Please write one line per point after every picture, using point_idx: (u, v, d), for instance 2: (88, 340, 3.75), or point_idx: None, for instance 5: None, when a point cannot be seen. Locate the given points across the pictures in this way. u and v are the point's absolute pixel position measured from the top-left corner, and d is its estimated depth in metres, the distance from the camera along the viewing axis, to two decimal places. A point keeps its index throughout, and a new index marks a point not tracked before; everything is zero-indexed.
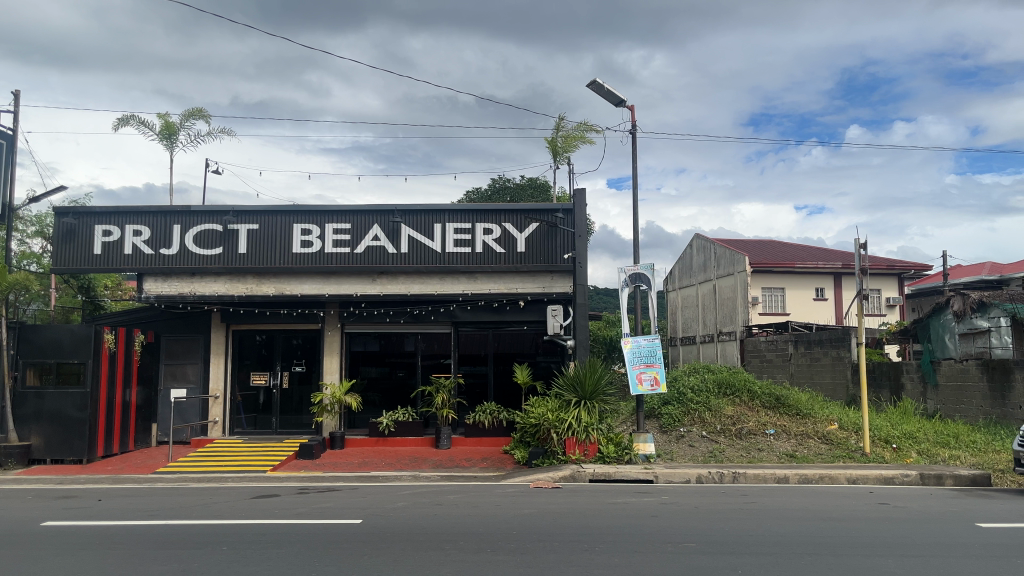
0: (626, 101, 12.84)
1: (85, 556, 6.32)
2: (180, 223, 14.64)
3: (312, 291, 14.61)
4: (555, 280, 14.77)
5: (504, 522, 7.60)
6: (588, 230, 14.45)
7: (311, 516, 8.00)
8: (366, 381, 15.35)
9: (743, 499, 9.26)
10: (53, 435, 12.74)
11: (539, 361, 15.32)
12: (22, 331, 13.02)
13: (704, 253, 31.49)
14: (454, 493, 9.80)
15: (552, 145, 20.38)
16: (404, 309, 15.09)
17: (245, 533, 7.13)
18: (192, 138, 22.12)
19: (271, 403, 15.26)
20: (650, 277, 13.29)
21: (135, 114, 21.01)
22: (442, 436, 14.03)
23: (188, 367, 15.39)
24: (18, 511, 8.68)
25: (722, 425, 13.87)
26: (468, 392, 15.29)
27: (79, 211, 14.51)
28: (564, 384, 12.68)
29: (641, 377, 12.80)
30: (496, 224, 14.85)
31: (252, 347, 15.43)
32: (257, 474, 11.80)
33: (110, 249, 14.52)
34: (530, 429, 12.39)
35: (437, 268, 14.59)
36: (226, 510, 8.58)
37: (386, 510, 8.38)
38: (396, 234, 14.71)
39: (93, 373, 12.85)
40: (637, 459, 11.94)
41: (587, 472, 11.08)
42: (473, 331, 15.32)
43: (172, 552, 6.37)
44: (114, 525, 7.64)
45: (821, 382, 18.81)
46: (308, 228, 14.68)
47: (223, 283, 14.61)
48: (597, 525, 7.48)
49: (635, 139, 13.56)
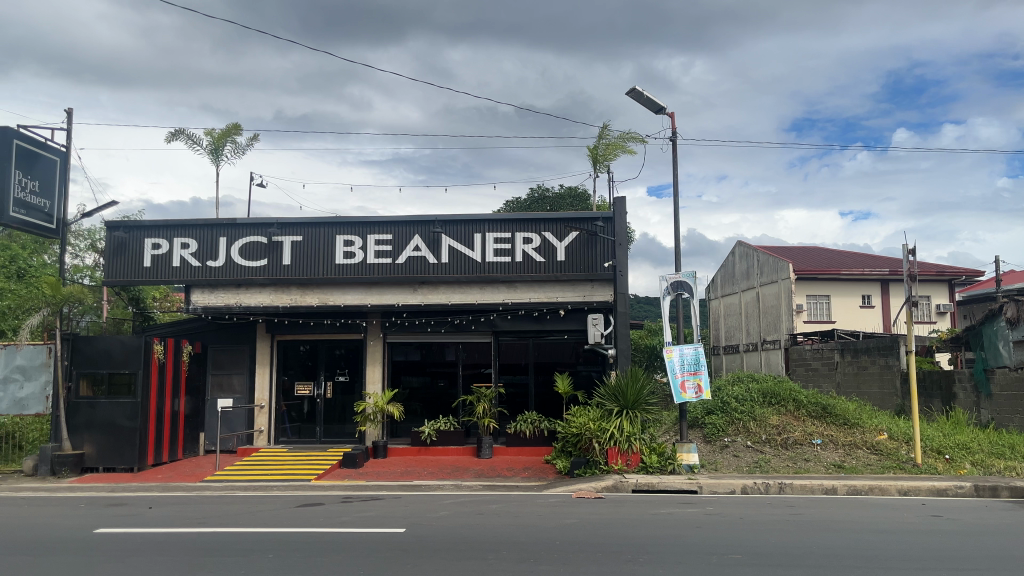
0: (665, 109, 12.80)
1: (132, 562, 6.46)
2: (226, 235, 14.94)
3: (354, 301, 14.78)
4: (596, 289, 14.65)
5: (528, 531, 7.62)
6: (628, 239, 14.30)
7: (355, 525, 8.07)
8: (408, 390, 15.44)
9: (789, 510, 9.10)
10: (105, 444, 13.05)
11: (580, 370, 15.26)
12: (76, 342, 13.36)
13: (746, 260, 31.10)
14: (497, 502, 9.78)
15: (593, 154, 20.39)
16: (444, 318, 15.16)
17: (288, 541, 7.21)
18: (237, 150, 22.61)
19: (315, 413, 15.45)
20: (692, 285, 13.15)
21: (184, 128, 21.54)
22: (483, 445, 14.07)
23: (234, 377, 15.67)
24: (69, 518, 8.87)
25: (768, 435, 13.66)
26: (509, 402, 15.27)
27: (130, 225, 14.91)
28: (606, 394, 12.60)
29: (684, 384, 12.66)
30: (535, 233, 14.79)
31: (297, 358, 15.66)
32: (302, 483, 11.92)
33: (159, 261, 14.87)
34: (572, 439, 12.35)
35: (478, 278, 14.61)
36: (271, 518, 8.69)
37: (428, 519, 8.41)
38: (437, 245, 14.79)
39: (143, 382, 13.15)
40: (680, 469, 11.79)
41: (630, 482, 10.98)
42: (513, 340, 15.35)
43: (218, 559, 6.47)
44: (163, 532, 7.78)
45: (869, 392, 18.41)
46: (350, 239, 14.85)
47: (268, 294, 14.86)
48: (615, 536, 7.35)
49: (676, 146, 13.50)
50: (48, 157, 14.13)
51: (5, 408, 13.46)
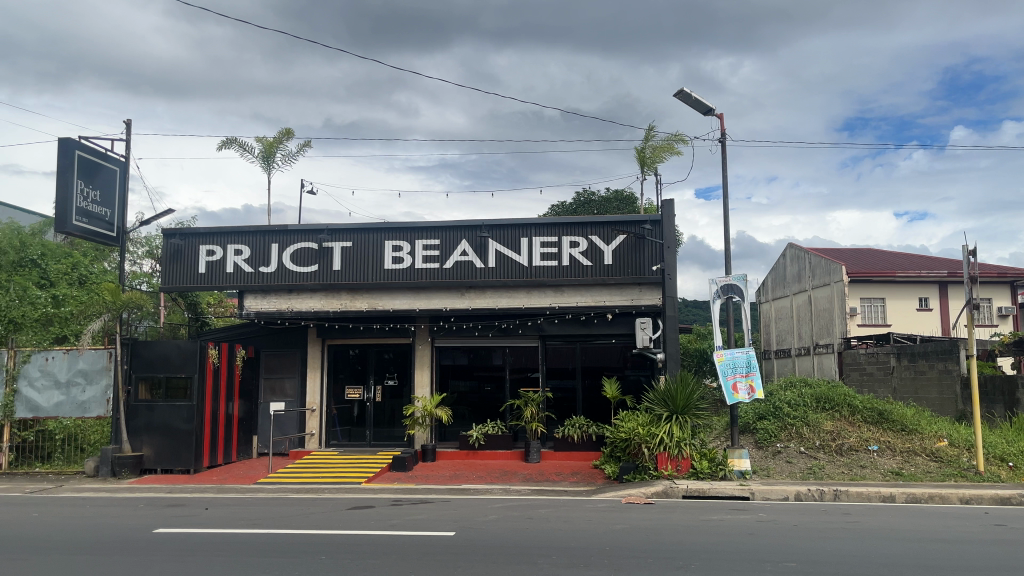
0: (714, 110, 12.67)
1: (190, 562, 6.61)
2: (278, 242, 15.21)
3: (403, 306, 14.91)
4: (643, 293, 14.53)
5: (578, 536, 7.58)
6: (677, 242, 14.15)
7: (405, 528, 8.12)
8: (456, 395, 15.52)
9: (846, 518, 8.89)
10: (163, 446, 13.37)
11: (628, 375, 15.16)
12: (134, 347, 13.73)
13: (798, 263, 30.57)
14: (546, 507, 9.76)
15: (640, 157, 20.27)
16: (491, 323, 15.21)
17: (343, 543, 7.32)
18: (287, 158, 23.01)
19: (364, 416, 15.62)
20: (743, 289, 12.95)
21: (236, 137, 22.01)
22: (531, 450, 14.07)
23: (286, 381, 15.96)
24: (130, 518, 9.12)
25: (822, 441, 13.39)
26: (556, 406, 15.26)
27: (185, 232, 15.29)
28: (655, 399, 12.47)
29: (736, 387, 12.49)
30: (582, 237, 14.72)
31: (346, 362, 15.84)
32: (353, 486, 12.05)
33: (213, 268, 15.21)
34: (621, 444, 12.26)
35: (525, 283, 14.60)
36: (323, 520, 8.80)
37: (477, 523, 8.44)
38: (484, 249, 14.82)
39: (198, 387, 13.45)
40: (732, 476, 11.64)
41: (680, 488, 10.87)
42: (560, 345, 15.33)
43: (273, 560, 6.59)
44: (219, 533, 7.94)
45: (927, 398, 17.93)
46: (398, 244, 14.99)
47: (319, 299, 15.09)
48: (665, 542, 7.28)
49: (725, 147, 13.34)
50: (108, 168, 14.56)
51: (68, 411, 13.91)
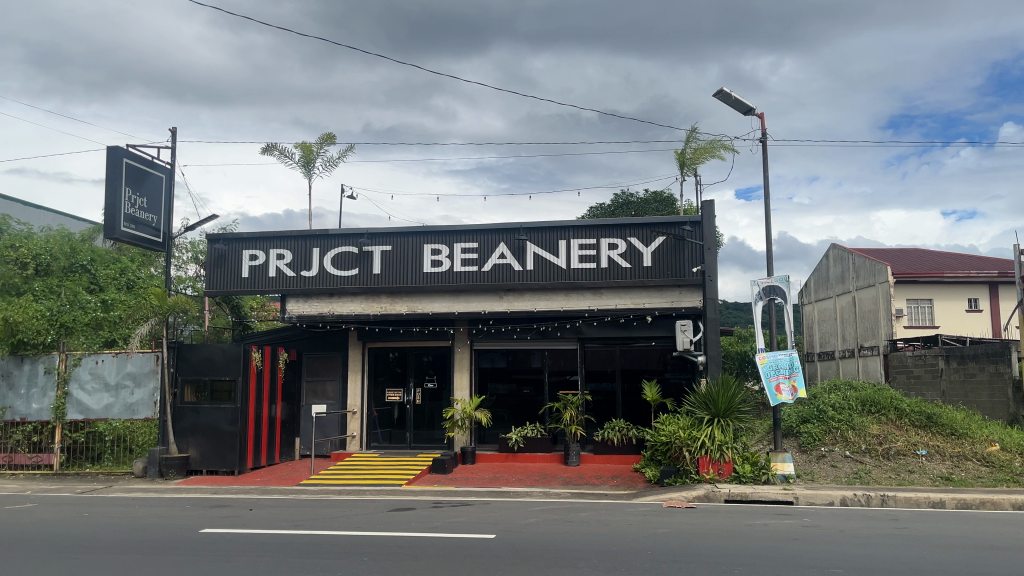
0: (755, 110, 12.54)
1: (235, 562, 6.72)
2: (319, 246, 15.40)
3: (442, 309, 14.98)
4: (683, 295, 14.40)
5: (620, 540, 7.53)
6: (717, 243, 14.00)
7: (446, 530, 8.14)
8: (495, 397, 15.55)
9: (893, 524, 8.70)
10: (208, 448, 13.61)
11: (669, 378, 15.03)
12: (180, 350, 14.01)
13: (841, 264, 30.06)
14: (586, 510, 9.71)
15: (681, 157, 20.13)
16: (530, 325, 15.21)
17: (385, 545, 7.37)
18: (327, 163, 23.29)
19: (404, 419, 15.73)
20: (785, 290, 12.77)
21: (277, 143, 22.34)
22: (570, 453, 14.03)
23: (328, 383, 16.16)
24: (178, 518, 9.29)
25: (868, 445, 13.13)
26: (596, 410, 15.21)
27: (229, 237, 15.55)
28: (695, 402, 12.36)
29: (779, 388, 12.31)
30: (621, 239, 14.63)
31: (386, 364, 15.98)
32: (394, 488, 12.14)
33: (256, 272, 15.45)
34: (661, 447, 12.16)
35: (563, 285, 14.56)
36: (365, 522, 8.87)
37: (517, 525, 8.43)
38: (522, 252, 14.83)
39: (242, 390, 13.68)
40: (775, 479, 11.49)
41: (722, 492, 10.75)
42: (599, 347, 15.27)
43: (316, 561, 6.66)
44: (264, 534, 8.04)
45: (978, 401, 17.49)
46: (437, 248, 15.08)
47: (359, 302, 15.23)
48: (707, 547, 7.19)
49: (766, 147, 13.18)
50: (155, 175, 14.88)
51: (117, 413, 14.24)
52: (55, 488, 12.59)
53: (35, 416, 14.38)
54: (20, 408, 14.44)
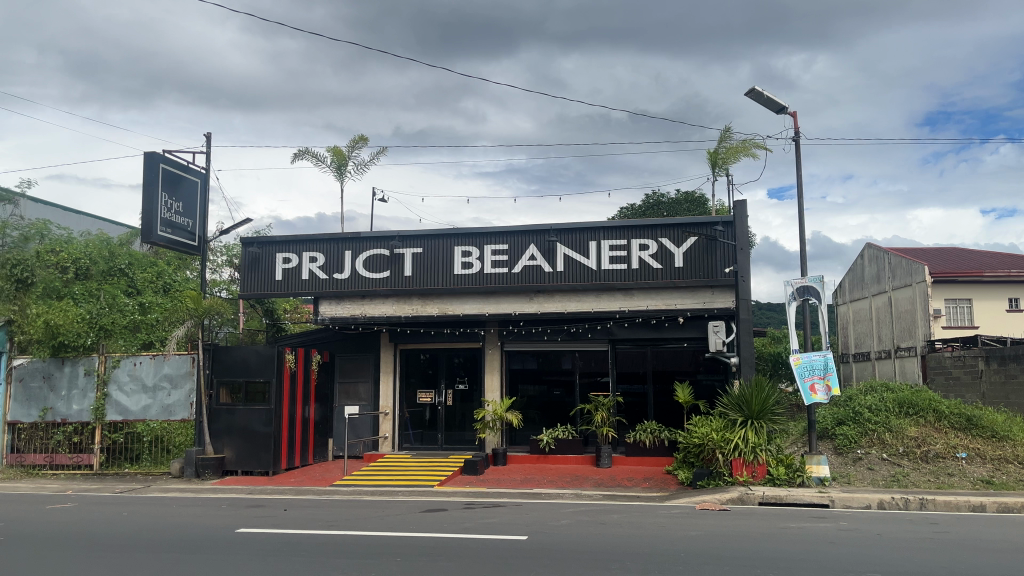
0: (787, 108, 12.40)
1: (271, 561, 6.81)
2: (351, 249, 15.53)
3: (473, 310, 15.02)
4: (715, 296, 14.27)
5: (653, 542, 7.50)
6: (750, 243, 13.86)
7: (478, 531, 8.17)
8: (526, 399, 15.55)
9: (932, 528, 8.55)
10: (244, 449, 13.78)
11: (701, 380, 14.92)
12: (216, 352, 14.21)
13: (876, 263, 29.61)
14: (618, 512, 9.67)
15: (713, 157, 19.97)
16: (561, 327, 15.19)
17: (418, 546, 7.41)
18: (359, 166, 23.48)
19: (436, 420, 15.79)
20: (819, 290, 12.60)
21: (309, 147, 22.57)
22: (602, 455, 13.98)
23: (360, 385, 16.28)
24: (214, 518, 9.43)
25: (906, 447, 12.91)
26: (627, 411, 15.14)
27: (263, 241, 15.75)
28: (728, 404, 12.25)
29: (813, 388, 12.17)
30: (652, 240, 14.55)
31: (417, 366, 16.07)
32: (426, 489, 12.20)
33: (290, 275, 15.62)
34: (694, 450, 12.06)
35: (594, 286, 14.52)
36: (398, 522, 8.92)
37: (549, 527, 8.43)
38: (552, 253, 14.82)
39: (276, 391, 13.84)
40: (810, 482, 11.36)
41: (756, 494, 10.64)
42: (631, 349, 15.21)
43: (350, 561, 6.72)
44: (299, 534, 8.14)
45: (1019, 402, 17.12)
46: (468, 249, 15.12)
47: (391, 304, 15.32)
48: (742, 550, 7.13)
49: (800, 146, 13.02)
50: (190, 180, 15.11)
51: (155, 414, 14.48)
52: (94, 488, 12.82)
53: (76, 417, 14.68)
54: (61, 409, 14.75)
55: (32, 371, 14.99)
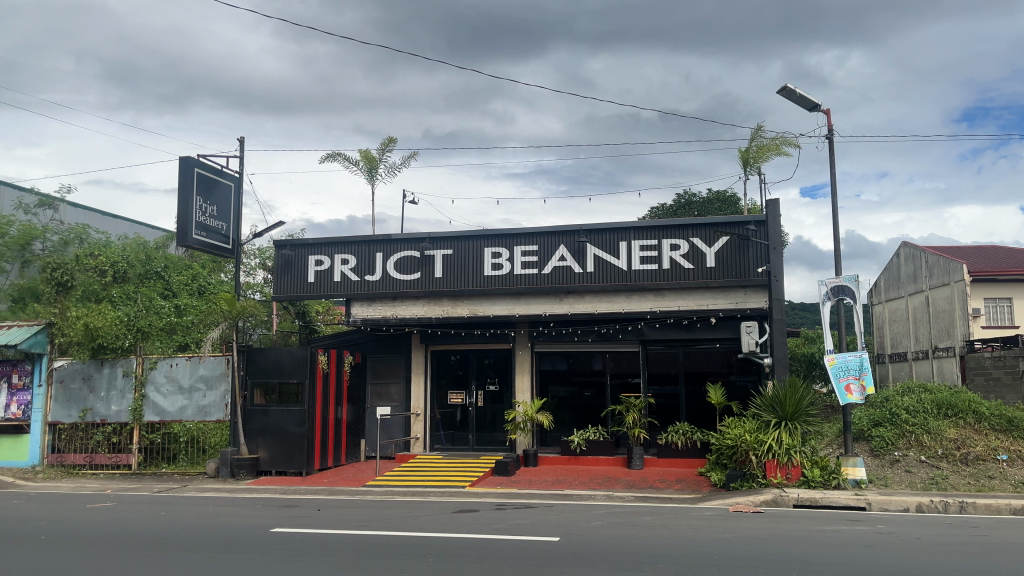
0: (820, 106, 12.26)
1: (305, 561, 6.88)
2: (382, 251, 15.63)
3: (503, 311, 15.03)
4: (748, 296, 14.13)
5: (686, 544, 7.44)
6: (783, 242, 13.70)
7: (511, 533, 8.17)
8: (557, 400, 15.53)
9: (972, 531, 8.39)
10: (278, 449, 13.93)
11: (733, 381, 14.79)
12: (250, 354, 14.37)
13: (913, 262, 29.11)
14: (650, 514, 9.62)
15: (744, 156, 19.78)
16: (592, 328, 15.13)
17: (450, 546, 7.43)
18: (390, 169, 23.62)
19: (467, 421, 15.84)
20: (855, 290, 12.43)
21: (341, 150, 22.77)
22: (634, 456, 13.92)
23: (391, 386, 16.38)
24: (250, 517, 9.55)
25: (945, 450, 12.67)
26: (659, 413, 15.06)
27: (295, 243, 15.92)
28: (762, 405, 12.11)
29: (849, 388, 12.01)
30: (683, 239, 14.45)
31: (448, 367, 16.12)
32: (457, 489, 12.24)
33: (322, 277, 15.77)
34: (726, 451, 11.93)
35: (625, 287, 14.46)
36: (429, 523, 8.96)
37: (582, 529, 8.41)
38: (582, 254, 14.78)
39: (309, 392, 13.98)
40: (846, 484, 11.22)
41: (791, 497, 10.52)
42: (662, 350, 15.13)
43: (383, 561, 6.77)
44: (334, 534, 8.21)
45: None
46: (498, 250, 15.14)
47: (422, 306, 15.40)
48: (777, 553, 7.05)
49: (833, 143, 12.85)
50: (223, 184, 15.31)
51: (191, 415, 14.68)
52: (133, 487, 13.04)
53: (114, 418, 14.97)
54: (100, 410, 15.05)
55: (71, 373, 15.31)
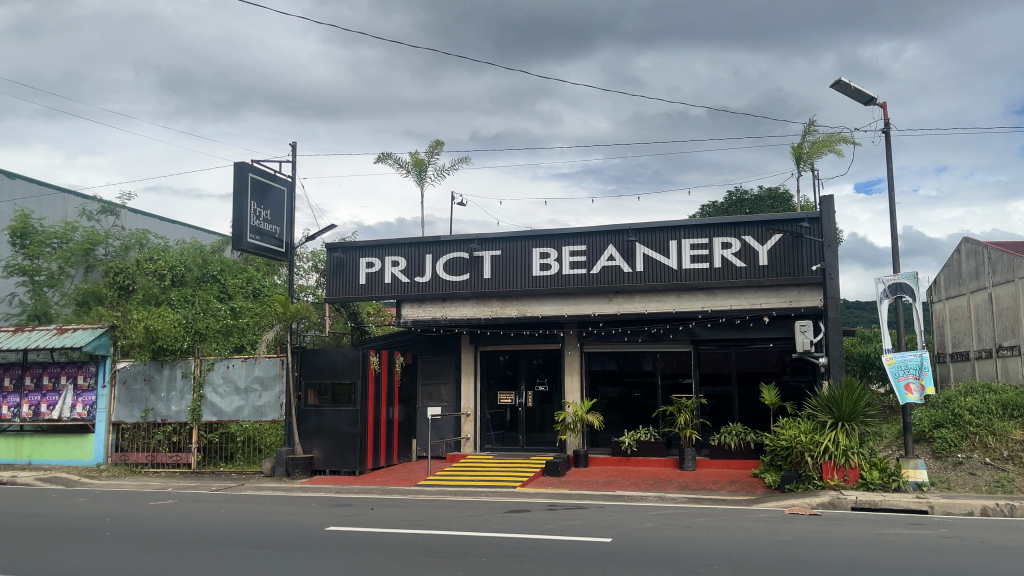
0: (876, 99, 11.99)
1: (360, 559, 6.97)
2: (431, 252, 15.75)
3: (552, 312, 15.01)
4: (802, 294, 13.84)
5: (740, 546, 7.34)
6: (838, 239, 13.41)
7: (563, 533, 8.15)
8: (606, 401, 15.47)
9: None
10: (331, 448, 14.14)
11: (787, 381, 14.55)
12: (304, 355, 14.63)
13: (975, 258, 28.19)
14: (703, 515, 9.51)
15: (797, 152, 19.43)
16: (641, 327, 15.02)
17: (502, 546, 7.45)
18: (439, 172, 23.79)
19: (517, 421, 15.86)
20: (914, 287, 12.10)
21: (391, 153, 23.02)
22: (686, 457, 13.79)
23: (442, 387, 16.50)
24: (305, 516, 9.71)
25: (1011, 451, 12.24)
26: (711, 413, 14.89)
27: (347, 246, 16.14)
28: (817, 405, 11.87)
29: (909, 387, 11.69)
30: (734, 238, 14.24)
31: (497, 367, 16.18)
32: (508, 489, 12.27)
33: (373, 279, 15.97)
34: (781, 453, 11.71)
35: (675, 286, 14.32)
36: (480, 522, 9.00)
37: (634, 530, 8.35)
38: (631, 253, 14.68)
39: (361, 392, 14.17)
40: (906, 487, 10.95)
41: (849, 499, 10.30)
42: (714, 350, 14.96)
43: (436, 560, 6.81)
44: (387, 533, 8.31)
45: None
46: (546, 251, 15.13)
47: (471, 306, 15.47)
48: (834, 556, 6.89)
49: (890, 137, 12.55)
50: (277, 189, 15.60)
51: (247, 415, 14.96)
52: (192, 486, 13.38)
53: (174, 418, 15.35)
54: (161, 410, 15.45)
55: (133, 374, 15.75)
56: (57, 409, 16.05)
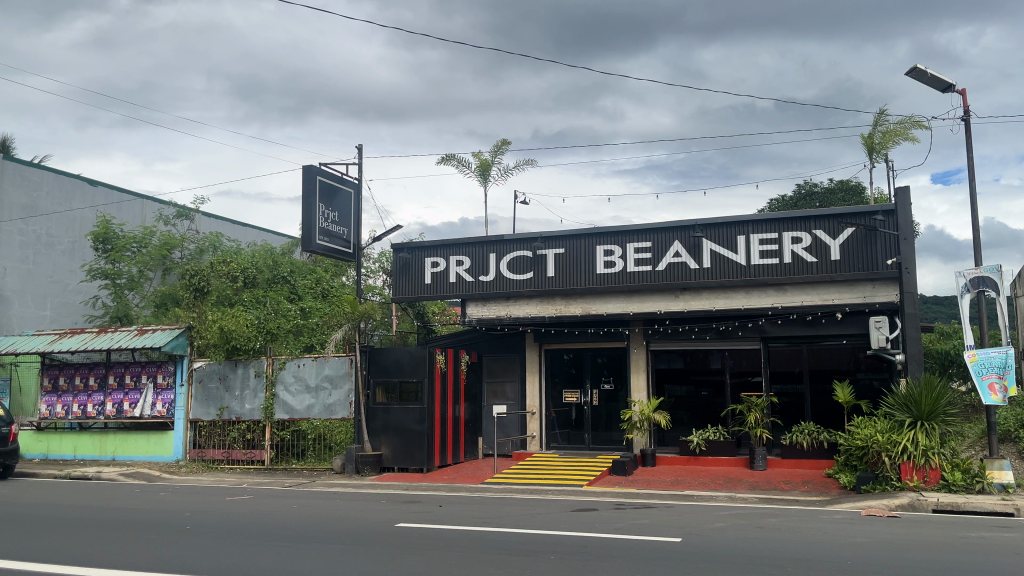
0: (954, 85, 11.54)
1: (430, 555, 7.04)
2: (495, 251, 15.81)
3: (617, 309, 14.90)
4: (877, 289, 13.40)
5: (813, 548, 7.16)
6: (914, 232, 12.96)
7: (632, 532, 8.08)
8: (673, 399, 15.28)
9: None
10: (399, 446, 14.32)
11: (862, 378, 14.12)
12: (372, 354, 14.87)
13: None
14: (776, 516, 9.30)
15: (869, 143, 18.84)
16: (709, 325, 14.80)
17: (570, 544, 7.43)
18: (503, 172, 23.88)
19: (582, 420, 15.78)
20: (997, 281, 11.58)
21: (456, 154, 23.18)
22: (756, 456, 13.53)
23: (507, 385, 16.56)
24: (374, 512, 9.87)
25: None
26: (782, 412, 14.55)
27: (412, 246, 16.34)
28: (895, 404, 11.48)
29: (993, 387, 11.22)
30: (804, 232, 13.87)
31: (562, 365, 16.13)
32: (574, 488, 12.24)
33: (438, 278, 16.11)
34: (856, 452, 11.40)
35: (743, 282, 14.04)
36: (548, 520, 8.99)
37: (705, 530, 8.22)
38: (697, 249, 14.45)
39: (428, 390, 14.31)
40: (991, 489, 10.50)
41: (929, 501, 9.94)
42: (784, 347, 14.63)
43: (505, 558, 6.83)
44: (456, 529, 8.38)
45: None
46: (610, 248, 15.02)
47: (535, 304, 15.48)
48: (913, 559, 6.66)
49: (970, 124, 12.05)
50: (344, 190, 15.88)
51: (317, 413, 15.25)
52: (266, 482, 13.74)
53: (248, 415, 15.78)
54: (235, 408, 15.90)
55: (209, 373, 16.22)
56: (138, 407, 16.67)
